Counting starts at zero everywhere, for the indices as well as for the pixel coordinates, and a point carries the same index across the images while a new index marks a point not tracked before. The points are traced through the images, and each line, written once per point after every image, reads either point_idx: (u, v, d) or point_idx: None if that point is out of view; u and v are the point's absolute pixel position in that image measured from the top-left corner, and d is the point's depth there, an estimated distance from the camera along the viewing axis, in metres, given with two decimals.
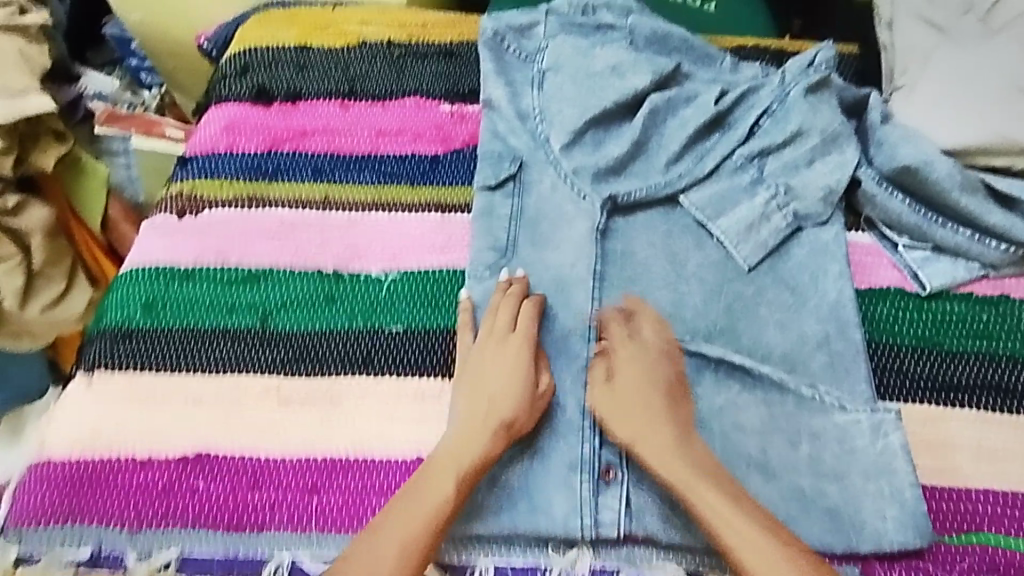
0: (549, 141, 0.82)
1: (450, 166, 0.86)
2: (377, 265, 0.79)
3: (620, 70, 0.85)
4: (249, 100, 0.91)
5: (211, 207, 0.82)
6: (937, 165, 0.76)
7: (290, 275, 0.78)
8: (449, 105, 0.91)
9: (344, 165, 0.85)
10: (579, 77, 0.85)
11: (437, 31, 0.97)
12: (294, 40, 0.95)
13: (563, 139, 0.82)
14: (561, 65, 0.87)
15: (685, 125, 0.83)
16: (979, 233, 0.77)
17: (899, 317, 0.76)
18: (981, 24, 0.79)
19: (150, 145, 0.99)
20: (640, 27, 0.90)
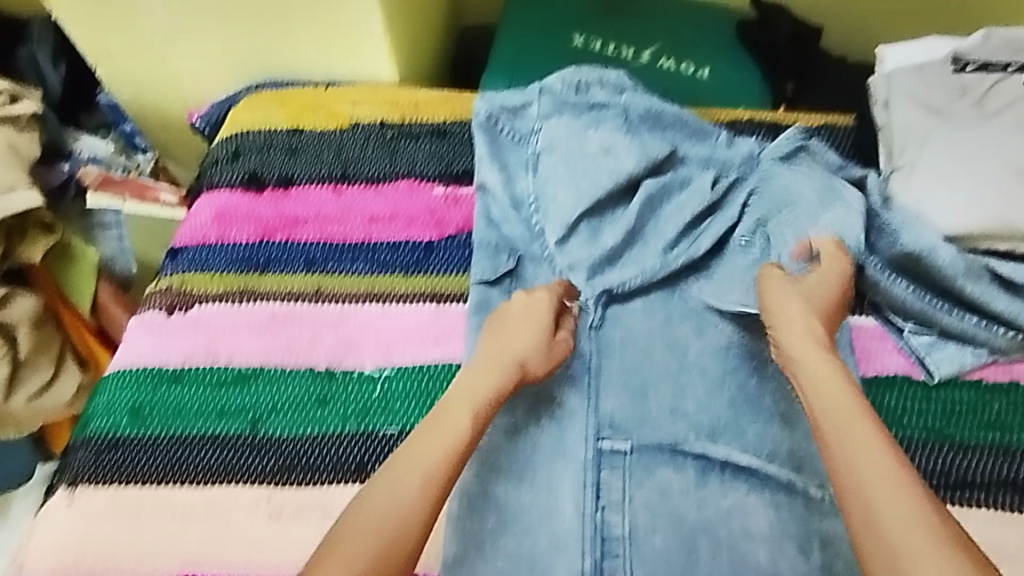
0: (544, 234, 0.82)
1: (443, 253, 0.85)
2: (371, 361, 0.77)
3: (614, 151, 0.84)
4: (240, 187, 0.90)
5: (202, 302, 0.81)
6: (940, 252, 0.75)
7: (281, 374, 0.76)
8: (442, 187, 0.90)
9: (337, 255, 0.84)
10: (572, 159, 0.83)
11: (429, 110, 0.96)
12: (286, 123, 0.95)
13: (558, 232, 0.81)
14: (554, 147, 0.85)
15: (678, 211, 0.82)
16: (986, 319, 0.76)
17: (907, 408, 0.74)
18: (977, 108, 0.80)
19: (144, 210, 1.12)
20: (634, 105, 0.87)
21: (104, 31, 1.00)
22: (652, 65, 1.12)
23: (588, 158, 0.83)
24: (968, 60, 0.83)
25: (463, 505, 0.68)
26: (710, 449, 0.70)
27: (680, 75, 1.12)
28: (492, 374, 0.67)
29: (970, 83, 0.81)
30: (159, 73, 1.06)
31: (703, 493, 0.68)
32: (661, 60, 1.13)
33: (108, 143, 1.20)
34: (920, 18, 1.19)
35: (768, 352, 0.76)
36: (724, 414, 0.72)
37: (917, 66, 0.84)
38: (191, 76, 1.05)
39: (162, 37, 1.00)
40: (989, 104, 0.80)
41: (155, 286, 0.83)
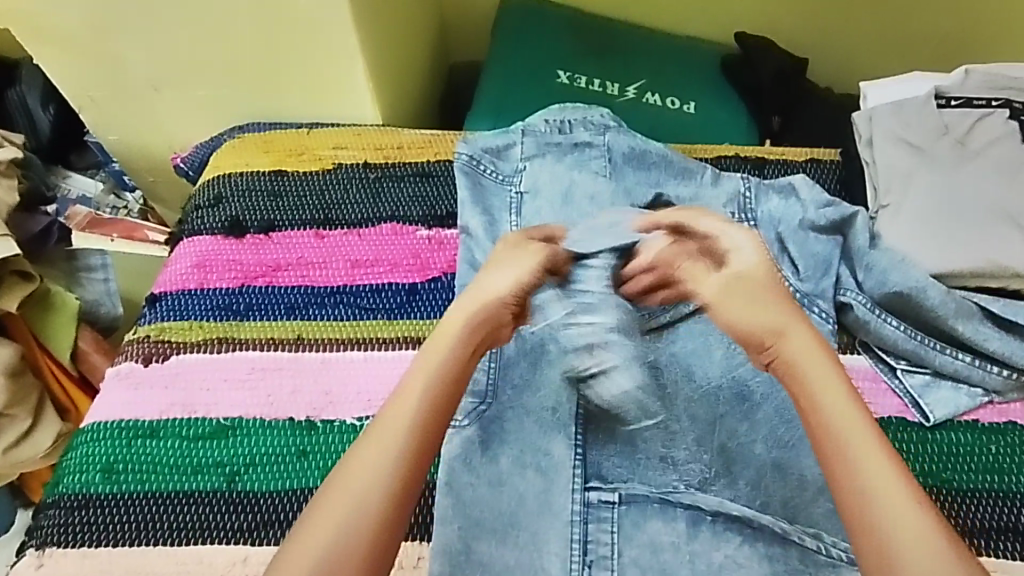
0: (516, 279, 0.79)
1: (427, 297, 0.83)
2: (352, 412, 0.75)
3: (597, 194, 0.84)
4: (221, 233, 0.89)
5: (179, 352, 0.79)
6: (930, 292, 0.74)
7: (260, 426, 0.74)
8: (426, 230, 0.89)
9: (319, 300, 0.83)
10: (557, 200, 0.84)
11: (413, 152, 0.95)
12: (269, 167, 0.94)
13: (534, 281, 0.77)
14: (538, 188, 0.86)
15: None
16: (980, 359, 0.74)
17: (902, 452, 0.72)
18: (959, 146, 0.79)
19: (132, 250, 1.12)
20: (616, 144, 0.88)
21: (87, 78, 1.00)
22: (638, 101, 1.13)
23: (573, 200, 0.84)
24: (950, 97, 0.83)
25: (446, 563, 0.66)
26: (700, 499, 0.68)
27: (666, 110, 1.12)
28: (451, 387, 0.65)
29: (952, 120, 0.81)
30: (143, 118, 1.06)
31: (695, 546, 0.66)
32: (646, 96, 1.13)
33: (98, 181, 1.21)
34: (903, 51, 1.20)
35: (758, 395, 0.74)
36: (714, 463, 0.70)
37: (899, 103, 0.84)
38: (175, 121, 1.05)
39: (146, 82, 1.00)
40: (972, 141, 0.80)
41: (132, 336, 0.81)
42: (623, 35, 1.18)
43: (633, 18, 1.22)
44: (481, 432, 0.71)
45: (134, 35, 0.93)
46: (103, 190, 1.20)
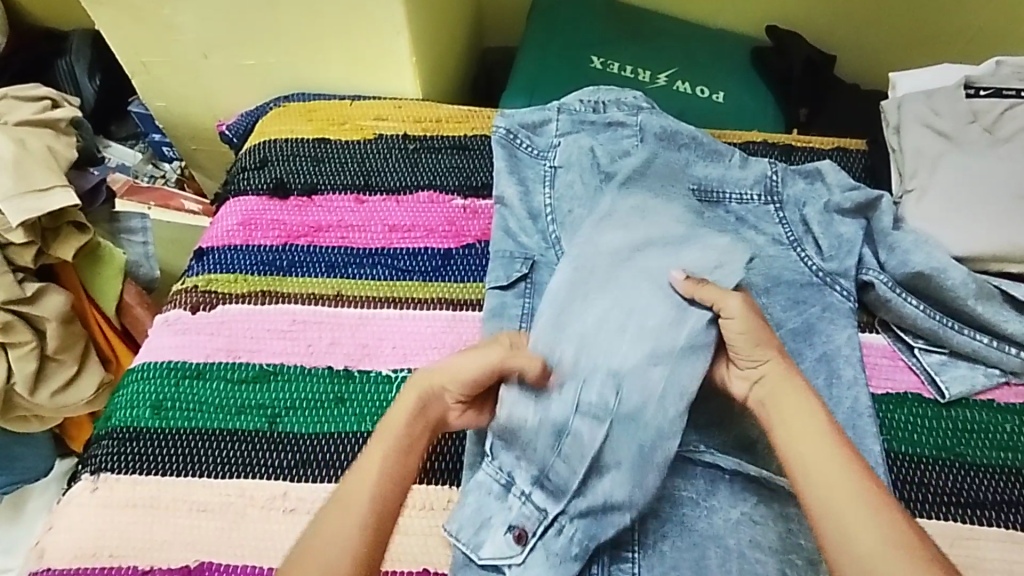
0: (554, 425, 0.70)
1: (461, 262, 0.87)
2: (388, 365, 0.79)
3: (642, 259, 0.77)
4: (266, 194, 0.93)
5: (225, 301, 0.83)
6: (951, 273, 0.76)
7: (301, 373, 0.78)
8: (462, 199, 0.92)
9: (358, 260, 0.87)
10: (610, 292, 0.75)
11: (451, 126, 0.99)
12: (312, 134, 0.98)
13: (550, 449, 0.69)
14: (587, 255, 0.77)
15: (689, 340, 0.71)
16: (997, 339, 0.77)
17: (918, 426, 0.75)
18: (987, 133, 0.82)
19: (167, 217, 1.18)
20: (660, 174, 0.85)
21: (142, 43, 1.05)
22: (668, 87, 1.15)
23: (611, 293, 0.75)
24: (979, 87, 0.84)
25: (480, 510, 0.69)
26: (720, 460, 0.71)
27: (695, 98, 1.15)
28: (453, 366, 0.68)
29: (981, 108, 0.83)
30: (192, 86, 1.11)
31: (712, 503, 0.69)
32: (676, 83, 1.16)
33: (137, 152, 1.29)
34: (931, 51, 1.22)
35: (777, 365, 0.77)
36: (735, 428, 0.74)
37: (929, 91, 0.86)
38: (224, 90, 1.10)
39: (198, 50, 1.04)
40: (1000, 130, 0.81)
41: (180, 286, 0.85)
42: (655, 26, 1.21)
43: (665, 9, 1.25)
44: None
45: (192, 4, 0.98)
46: (142, 160, 1.28)
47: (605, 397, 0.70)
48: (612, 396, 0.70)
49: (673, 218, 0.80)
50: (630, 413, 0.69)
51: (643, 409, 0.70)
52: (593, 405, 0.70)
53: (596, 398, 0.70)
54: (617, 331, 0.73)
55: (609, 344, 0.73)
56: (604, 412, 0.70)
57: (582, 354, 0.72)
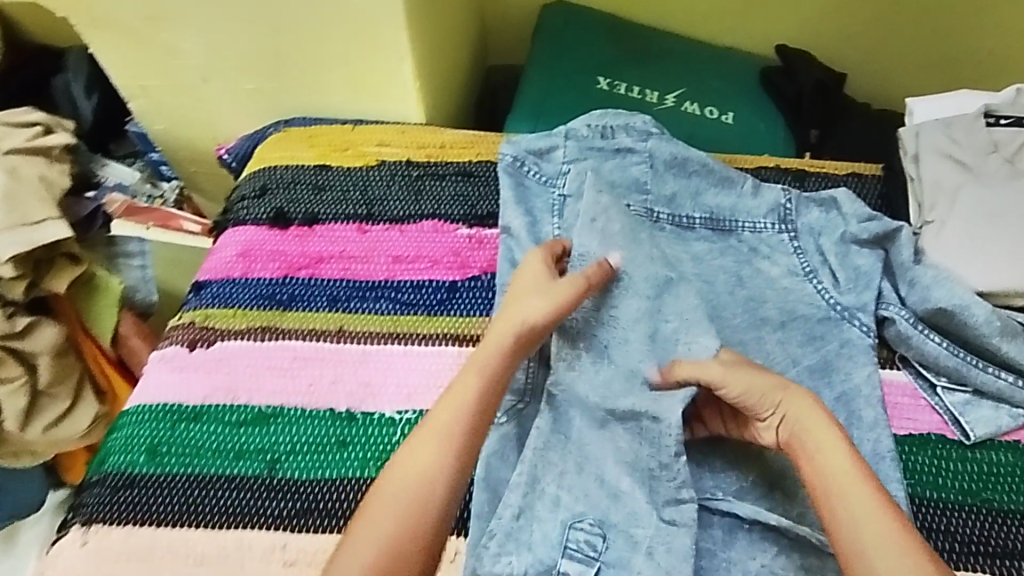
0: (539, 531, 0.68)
1: (467, 295, 0.84)
2: (391, 404, 0.76)
3: (618, 395, 0.73)
4: (266, 224, 0.90)
5: (223, 338, 0.81)
6: (974, 310, 0.73)
7: (301, 414, 0.76)
8: (467, 229, 0.90)
9: (360, 294, 0.84)
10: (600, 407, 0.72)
11: (455, 151, 0.96)
12: (313, 160, 0.96)
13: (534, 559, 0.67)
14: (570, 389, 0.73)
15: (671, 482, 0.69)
16: (1021, 379, 0.74)
17: (942, 469, 0.72)
18: (1008, 164, 0.79)
19: (168, 238, 1.15)
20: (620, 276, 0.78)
21: (141, 66, 1.02)
22: (677, 109, 1.13)
23: (587, 444, 0.71)
24: (1000, 115, 0.82)
25: None
26: (739, 508, 0.69)
27: (704, 119, 1.12)
28: (483, 367, 0.71)
29: (1002, 138, 0.80)
30: (191, 110, 1.08)
31: (730, 554, 0.67)
32: (685, 105, 1.13)
33: (135, 171, 1.22)
34: (943, 71, 1.19)
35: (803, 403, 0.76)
36: (753, 473, 0.72)
37: (948, 119, 0.83)
38: (224, 113, 1.07)
39: (196, 73, 1.02)
40: (1021, 162, 0.79)
41: (177, 321, 0.83)
42: (663, 45, 1.18)
43: (673, 29, 1.23)
44: (519, 430, 0.74)
45: (190, 28, 0.95)
46: (139, 179, 1.21)
47: (592, 538, 0.67)
48: (596, 537, 0.67)
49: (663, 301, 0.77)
50: (616, 561, 0.67)
51: (630, 556, 0.67)
52: (575, 531, 0.68)
53: (581, 538, 0.67)
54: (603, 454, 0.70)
55: (591, 491, 0.69)
56: (589, 558, 0.67)
57: (563, 494, 0.69)
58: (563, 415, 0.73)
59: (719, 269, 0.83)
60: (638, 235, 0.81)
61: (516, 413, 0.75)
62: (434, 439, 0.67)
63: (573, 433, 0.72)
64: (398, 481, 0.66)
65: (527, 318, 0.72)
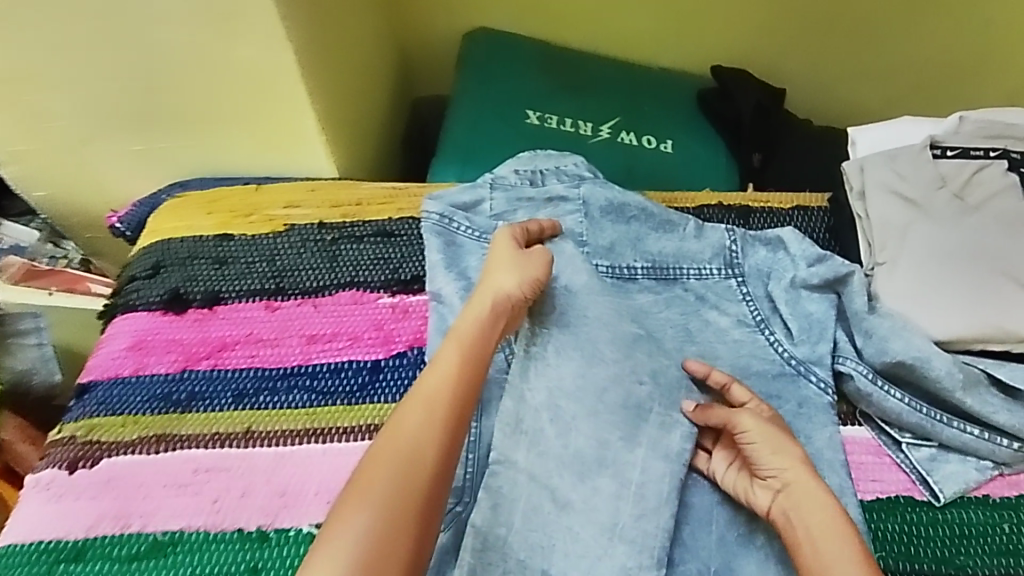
0: None
1: (392, 377, 0.76)
2: (310, 517, 0.67)
3: (567, 486, 0.66)
4: (160, 309, 0.80)
5: (112, 453, 0.71)
6: (935, 362, 0.69)
7: (204, 539, 0.66)
8: (389, 297, 0.81)
9: (271, 384, 0.75)
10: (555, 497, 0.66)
11: (374, 209, 0.87)
12: (213, 229, 0.85)
13: None
14: (513, 477, 0.67)
15: None
16: (987, 430, 0.70)
17: (913, 536, 0.67)
18: (958, 199, 0.75)
19: (72, 303, 1.00)
20: (568, 345, 0.71)
21: (9, 130, 0.90)
22: (613, 140, 1.06)
23: (531, 545, 0.64)
24: (946, 146, 0.78)
25: None
26: None
27: (642, 150, 1.06)
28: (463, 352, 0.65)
29: (949, 172, 0.76)
30: (74, 175, 0.96)
31: None
32: (621, 135, 1.07)
33: (32, 229, 1.09)
34: (882, 84, 1.16)
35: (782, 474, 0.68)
36: (713, 560, 0.66)
37: (892, 153, 0.79)
38: (113, 177, 0.96)
39: (75, 135, 0.90)
40: (970, 197, 0.75)
41: (58, 435, 0.73)
42: (594, 70, 1.12)
43: (605, 50, 1.17)
44: (457, 539, 0.66)
45: (59, 92, 0.85)
46: (39, 240, 1.08)
47: None
48: None
49: (616, 370, 0.70)
50: None
51: None
52: None
53: None
54: (551, 557, 0.64)
55: None
56: None
57: None
58: (503, 501, 0.66)
59: (666, 323, 0.76)
60: (580, 315, 0.73)
61: (454, 518, 0.67)
62: (418, 422, 0.60)
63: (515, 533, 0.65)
64: (378, 476, 0.57)
65: (501, 293, 0.69)
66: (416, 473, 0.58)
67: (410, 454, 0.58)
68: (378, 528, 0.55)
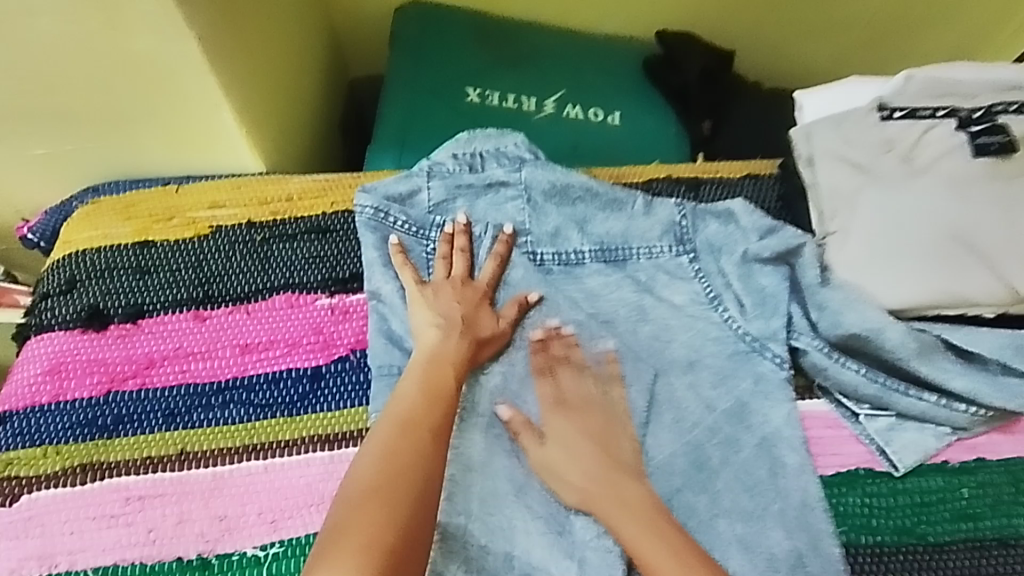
0: None
1: (334, 383, 0.72)
2: (254, 539, 0.64)
3: (521, 485, 0.64)
4: (78, 327, 0.74)
5: (34, 488, 0.66)
6: (888, 334, 0.68)
7: (140, 572, 0.62)
8: (327, 298, 0.76)
9: (204, 400, 0.70)
10: (511, 496, 0.63)
11: (305, 204, 0.82)
12: (131, 237, 0.80)
13: None
14: (465, 478, 0.63)
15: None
16: (944, 396, 0.69)
17: (874, 509, 0.66)
18: (908, 162, 0.73)
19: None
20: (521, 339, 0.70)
21: None
22: (558, 114, 1.02)
23: (484, 550, 0.61)
24: (893, 108, 0.76)
25: None
26: None
27: (588, 124, 1.02)
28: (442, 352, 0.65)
29: (896, 134, 0.74)
30: None
31: None
32: (566, 108, 1.02)
33: None
34: (828, 40, 1.13)
35: (740, 450, 0.67)
36: None
37: (838, 117, 0.77)
38: (20, 184, 0.88)
39: None
40: (919, 158, 0.73)
41: None
42: (534, 41, 1.06)
43: (545, 19, 1.11)
44: None
45: None
46: None
47: None
48: None
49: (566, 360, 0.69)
50: None
51: None
52: None
53: None
54: (508, 562, 0.61)
55: None
56: None
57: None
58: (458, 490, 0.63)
59: (618, 304, 0.74)
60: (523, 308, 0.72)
61: None
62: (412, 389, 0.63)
63: (471, 538, 0.61)
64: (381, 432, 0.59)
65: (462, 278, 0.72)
66: (414, 423, 0.59)
67: (401, 477, 0.56)
68: (377, 496, 0.54)
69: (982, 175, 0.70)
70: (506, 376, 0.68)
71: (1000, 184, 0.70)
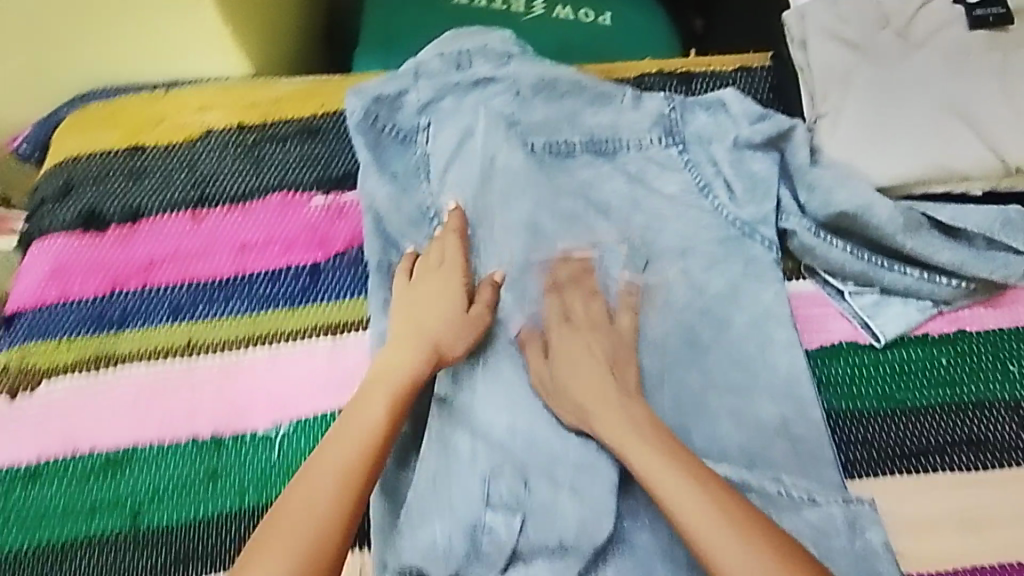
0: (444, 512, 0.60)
1: (332, 278, 0.73)
2: (266, 420, 0.66)
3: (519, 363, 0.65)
4: (78, 230, 0.76)
5: (50, 379, 0.68)
6: (877, 209, 0.69)
7: (158, 451, 0.65)
8: (322, 197, 0.77)
9: (208, 296, 0.72)
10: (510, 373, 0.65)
11: (293, 106, 0.82)
12: (120, 142, 0.80)
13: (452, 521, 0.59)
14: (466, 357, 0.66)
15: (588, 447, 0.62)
16: (928, 271, 0.71)
17: (857, 377, 0.69)
18: (901, 39, 0.74)
19: None
20: (515, 228, 0.71)
21: None
22: (547, 16, 1.00)
23: (485, 421, 0.63)
24: None
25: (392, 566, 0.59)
26: None
27: (577, 26, 0.99)
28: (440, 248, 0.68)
29: (892, 12, 0.75)
30: None
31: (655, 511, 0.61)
32: (555, 10, 1.00)
33: None
34: None
35: (730, 328, 0.69)
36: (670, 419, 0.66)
37: None
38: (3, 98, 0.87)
39: None
40: (913, 34, 0.74)
41: None
42: None
43: None
44: (416, 427, 0.66)
45: None
46: None
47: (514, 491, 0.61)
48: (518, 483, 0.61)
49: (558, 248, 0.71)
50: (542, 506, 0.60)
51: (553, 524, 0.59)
52: (494, 495, 0.61)
53: (503, 491, 0.61)
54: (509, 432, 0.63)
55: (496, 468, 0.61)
56: (516, 506, 0.60)
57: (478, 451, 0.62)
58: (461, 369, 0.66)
59: (612, 193, 0.74)
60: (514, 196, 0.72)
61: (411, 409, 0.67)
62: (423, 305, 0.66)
63: (473, 411, 0.64)
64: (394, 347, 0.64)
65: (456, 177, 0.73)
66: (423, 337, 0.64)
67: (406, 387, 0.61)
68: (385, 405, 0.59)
69: (975, 50, 0.72)
70: (502, 264, 0.70)
71: (993, 58, 0.71)
